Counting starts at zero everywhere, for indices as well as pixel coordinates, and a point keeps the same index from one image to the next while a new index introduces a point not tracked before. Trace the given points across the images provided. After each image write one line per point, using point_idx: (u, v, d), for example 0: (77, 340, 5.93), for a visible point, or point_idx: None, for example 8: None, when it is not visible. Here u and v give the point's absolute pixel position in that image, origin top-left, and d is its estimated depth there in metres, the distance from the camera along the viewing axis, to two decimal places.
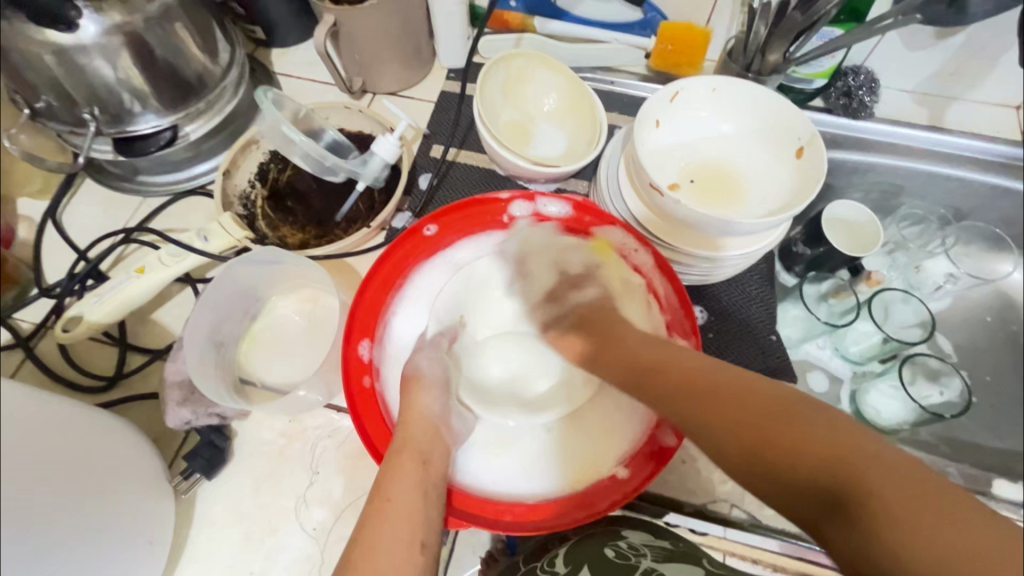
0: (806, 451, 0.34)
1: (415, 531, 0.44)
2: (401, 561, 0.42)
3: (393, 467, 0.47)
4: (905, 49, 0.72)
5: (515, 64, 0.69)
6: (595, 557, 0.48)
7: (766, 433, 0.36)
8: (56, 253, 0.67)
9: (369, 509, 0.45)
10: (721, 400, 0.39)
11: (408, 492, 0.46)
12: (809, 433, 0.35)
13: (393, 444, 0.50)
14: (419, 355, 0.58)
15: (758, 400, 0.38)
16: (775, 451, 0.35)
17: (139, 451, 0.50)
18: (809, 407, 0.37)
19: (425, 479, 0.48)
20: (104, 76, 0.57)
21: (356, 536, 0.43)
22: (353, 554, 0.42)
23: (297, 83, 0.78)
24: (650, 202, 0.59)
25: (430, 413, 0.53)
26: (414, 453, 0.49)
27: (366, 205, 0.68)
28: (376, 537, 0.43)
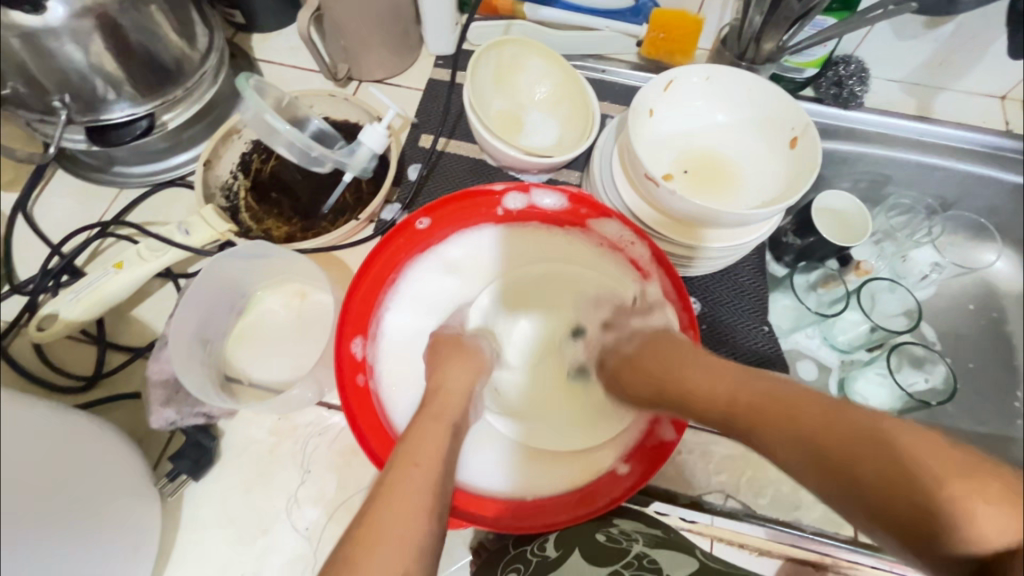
0: (867, 451, 0.33)
1: (433, 497, 0.42)
2: (414, 521, 0.40)
3: (421, 430, 0.46)
4: (896, 38, 0.72)
5: (507, 51, 0.67)
6: (587, 541, 0.49)
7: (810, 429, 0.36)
8: (28, 248, 0.65)
9: (395, 463, 0.43)
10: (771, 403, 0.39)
11: (432, 457, 0.44)
12: (856, 441, 0.34)
13: (423, 411, 0.49)
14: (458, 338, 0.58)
15: (809, 407, 0.37)
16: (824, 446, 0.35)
17: (123, 454, 0.49)
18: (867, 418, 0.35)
19: (449, 447, 0.46)
20: (76, 61, 0.54)
21: (377, 487, 0.42)
22: (372, 506, 0.40)
23: (280, 69, 0.75)
24: (643, 191, 0.58)
25: (463, 389, 0.52)
26: (448, 421, 0.48)
27: (353, 195, 0.66)
28: (398, 493, 0.41)
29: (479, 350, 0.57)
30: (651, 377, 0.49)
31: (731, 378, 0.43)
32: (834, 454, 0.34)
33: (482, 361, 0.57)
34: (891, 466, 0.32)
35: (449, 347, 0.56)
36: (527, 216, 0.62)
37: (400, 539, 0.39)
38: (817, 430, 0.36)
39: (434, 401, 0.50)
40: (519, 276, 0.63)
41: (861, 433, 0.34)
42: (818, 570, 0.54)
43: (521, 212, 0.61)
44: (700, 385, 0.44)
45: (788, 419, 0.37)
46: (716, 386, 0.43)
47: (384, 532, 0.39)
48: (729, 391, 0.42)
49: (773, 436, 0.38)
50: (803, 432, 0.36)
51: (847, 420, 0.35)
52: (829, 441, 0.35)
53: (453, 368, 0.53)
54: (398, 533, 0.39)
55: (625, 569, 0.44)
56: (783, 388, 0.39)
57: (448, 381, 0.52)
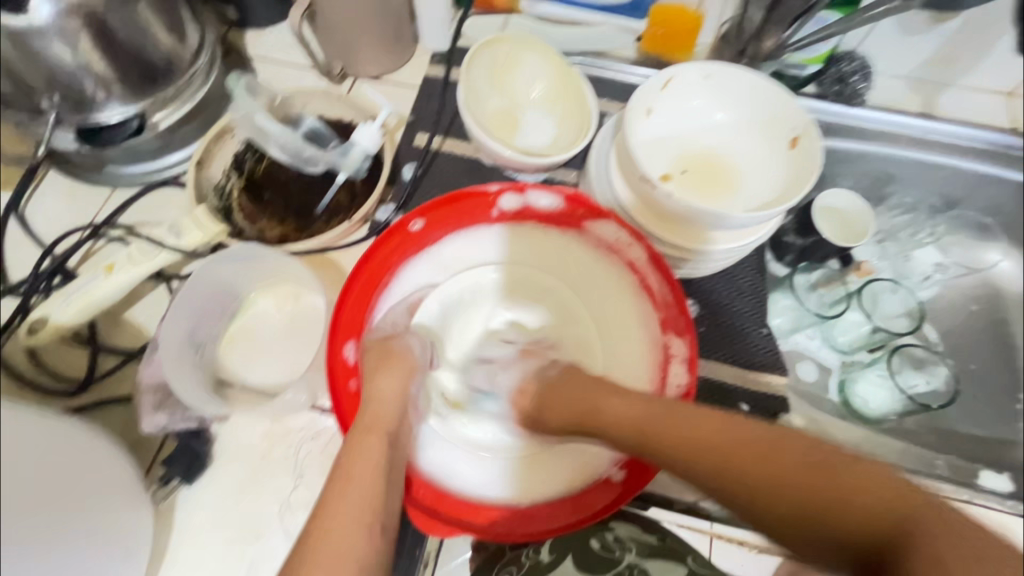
0: (862, 508, 0.36)
1: (374, 512, 0.43)
2: (353, 535, 0.41)
3: (355, 445, 0.46)
4: (900, 34, 0.70)
5: (502, 48, 0.66)
6: (580, 549, 0.52)
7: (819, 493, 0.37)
8: (21, 249, 0.64)
9: (331, 482, 0.44)
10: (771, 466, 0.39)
11: (372, 473, 0.44)
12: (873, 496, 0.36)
13: (359, 423, 0.48)
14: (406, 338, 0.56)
15: (797, 465, 0.38)
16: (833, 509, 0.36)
17: (114, 458, 0.48)
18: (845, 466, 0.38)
19: (390, 459, 0.46)
20: (64, 61, 0.53)
21: (317, 506, 0.43)
22: (313, 524, 0.42)
23: (273, 67, 0.74)
24: (639, 193, 0.57)
25: (388, 395, 0.50)
26: (384, 432, 0.48)
27: (347, 196, 0.65)
28: (336, 511, 0.42)
29: (407, 351, 0.54)
30: (616, 423, 0.46)
31: (712, 428, 0.42)
32: (831, 518, 0.36)
33: (414, 362, 0.54)
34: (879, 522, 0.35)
35: (375, 354, 0.53)
36: (523, 217, 0.61)
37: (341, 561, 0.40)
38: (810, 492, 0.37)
39: (366, 415, 0.49)
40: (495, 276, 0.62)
41: (858, 494, 0.36)
42: None
43: (516, 212, 0.61)
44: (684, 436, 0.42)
45: (781, 479, 0.38)
46: (695, 439, 0.42)
47: (322, 556, 0.40)
48: (710, 442, 0.41)
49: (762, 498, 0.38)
50: (821, 500, 0.37)
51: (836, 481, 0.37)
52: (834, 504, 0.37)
53: (379, 377, 0.51)
54: (338, 552, 0.40)
55: None
56: (758, 437, 0.41)
57: (377, 391, 0.50)
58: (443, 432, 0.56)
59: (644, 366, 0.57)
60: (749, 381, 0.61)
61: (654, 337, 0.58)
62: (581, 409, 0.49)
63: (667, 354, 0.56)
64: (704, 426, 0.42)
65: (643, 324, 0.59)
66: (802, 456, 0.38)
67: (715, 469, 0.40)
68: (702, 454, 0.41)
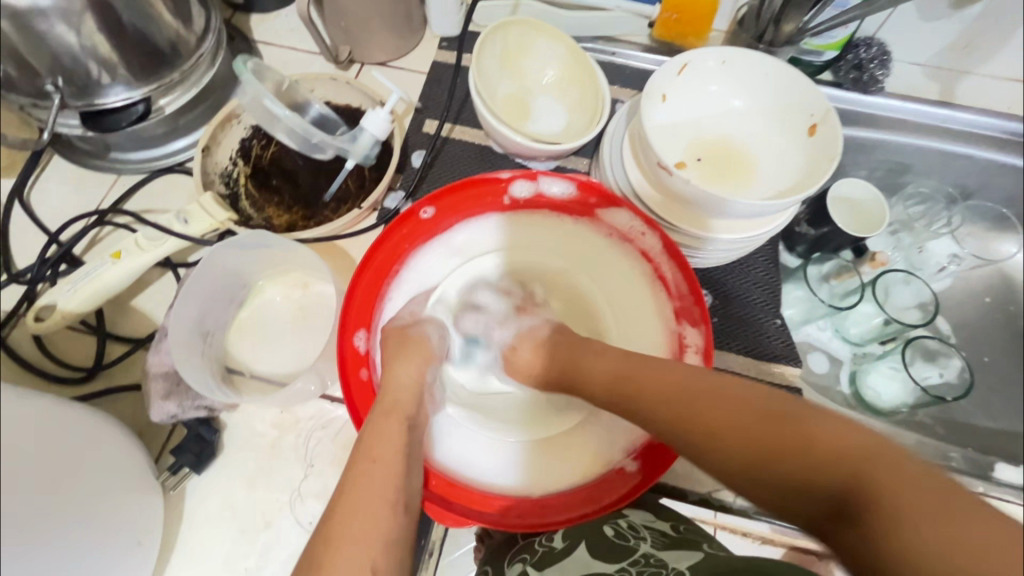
0: (813, 454, 0.35)
1: (396, 491, 0.42)
2: (381, 516, 0.40)
3: (377, 427, 0.45)
4: (922, 20, 0.68)
5: (514, 33, 0.65)
6: (593, 534, 0.49)
7: (775, 440, 0.36)
8: (26, 236, 0.64)
9: (353, 463, 0.43)
10: (736, 408, 0.39)
11: (394, 453, 0.44)
12: (831, 441, 0.34)
13: (378, 408, 0.48)
14: (424, 325, 0.56)
15: (752, 415, 0.38)
16: (784, 454, 0.36)
17: (125, 448, 0.48)
18: (807, 414, 0.37)
19: (409, 442, 0.46)
20: (67, 44, 0.52)
21: (339, 489, 0.41)
22: (338, 504, 0.40)
23: (279, 52, 0.73)
24: (655, 179, 0.56)
25: (412, 379, 0.50)
26: (401, 417, 0.47)
27: (356, 182, 0.64)
28: (359, 491, 0.41)
29: (424, 338, 0.55)
30: (591, 377, 0.48)
31: (688, 381, 0.42)
32: (787, 464, 0.35)
33: (432, 350, 0.54)
34: (836, 473, 0.34)
35: (392, 341, 0.53)
36: (536, 205, 0.60)
37: (370, 539, 0.39)
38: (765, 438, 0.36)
39: (385, 399, 0.48)
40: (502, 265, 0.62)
41: (823, 445, 0.35)
42: (821, 559, 0.53)
43: (529, 200, 0.60)
44: (647, 384, 0.44)
45: (735, 424, 0.38)
46: (655, 387, 0.43)
47: (348, 534, 0.38)
48: (669, 386, 0.42)
49: (713, 441, 0.38)
50: (777, 443, 0.36)
51: (798, 429, 0.36)
52: (781, 450, 0.36)
53: (401, 363, 0.51)
54: (367, 530, 0.39)
55: (631, 567, 0.42)
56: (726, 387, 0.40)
57: (396, 377, 0.50)
58: (458, 419, 0.56)
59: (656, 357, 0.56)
60: (763, 372, 0.60)
61: (667, 326, 0.57)
62: (560, 366, 0.51)
63: (681, 344, 0.55)
64: (665, 375, 0.43)
65: (656, 313, 0.58)
66: (764, 406, 0.38)
67: (674, 417, 0.41)
68: (661, 400, 0.42)
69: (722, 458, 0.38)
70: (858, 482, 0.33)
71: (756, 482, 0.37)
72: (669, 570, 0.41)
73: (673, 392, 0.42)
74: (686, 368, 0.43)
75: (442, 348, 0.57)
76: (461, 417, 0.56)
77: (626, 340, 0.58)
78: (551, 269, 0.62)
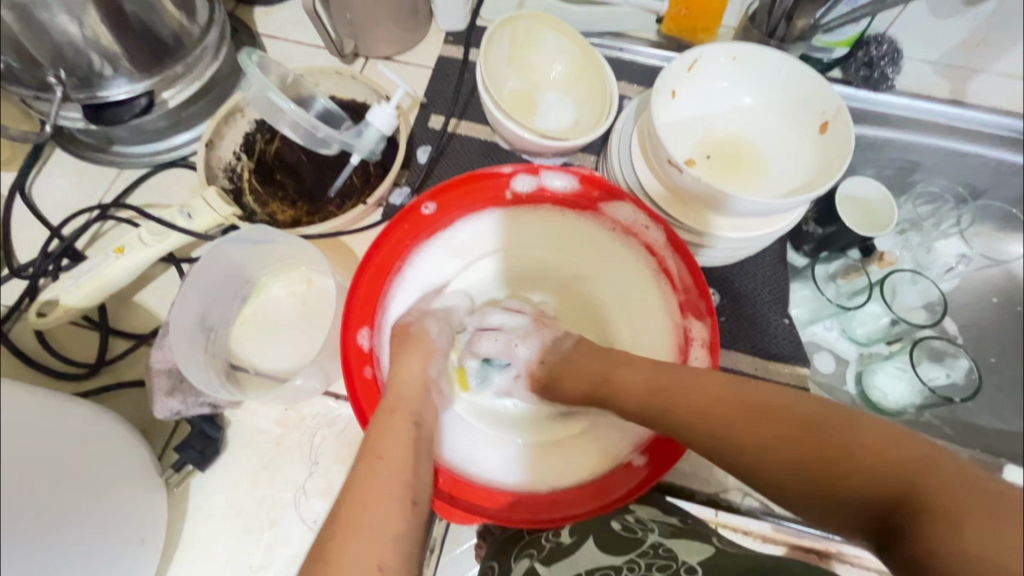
0: (854, 465, 0.33)
1: (404, 486, 0.42)
2: (387, 513, 0.40)
3: (382, 424, 0.45)
4: (934, 18, 0.67)
5: (521, 28, 0.64)
6: (601, 529, 0.48)
7: (818, 449, 0.35)
8: (28, 230, 0.63)
9: (359, 460, 0.42)
10: (771, 421, 0.37)
11: (399, 450, 0.43)
12: (871, 447, 0.33)
13: (383, 404, 0.47)
14: (427, 320, 0.56)
15: (788, 424, 0.37)
16: (828, 467, 0.34)
17: (127, 445, 0.47)
18: (841, 420, 0.35)
19: (415, 439, 0.45)
20: (70, 35, 0.51)
21: (346, 486, 0.41)
22: (345, 501, 0.40)
23: (283, 45, 0.72)
24: (664, 177, 0.55)
25: (415, 375, 0.50)
26: (407, 413, 0.47)
27: (361, 178, 0.64)
28: (365, 488, 0.40)
29: (425, 335, 0.54)
30: (622, 392, 0.46)
31: (716, 393, 0.41)
32: (831, 477, 0.34)
33: (432, 345, 0.54)
34: (878, 483, 0.32)
35: (396, 338, 0.53)
36: (538, 200, 0.59)
37: (376, 534, 0.38)
38: (808, 452, 0.35)
39: (390, 394, 0.48)
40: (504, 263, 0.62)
41: (864, 454, 0.33)
42: (821, 558, 0.53)
43: (530, 194, 0.59)
44: (679, 398, 0.42)
45: (771, 434, 0.37)
46: (693, 404, 0.41)
47: (356, 529, 0.38)
48: (705, 403, 0.41)
49: (755, 456, 0.37)
50: (816, 454, 0.35)
51: (842, 441, 0.34)
52: (822, 458, 0.34)
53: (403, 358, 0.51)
54: (374, 527, 0.38)
55: (640, 558, 0.42)
56: (756, 397, 0.39)
57: (400, 372, 0.50)
58: (464, 417, 0.56)
59: (663, 351, 0.56)
60: (771, 372, 0.60)
61: (673, 319, 0.56)
62: (591, 381, 0.49)
63: (687, 338, 0.54)
64: (697, 389, 0.42)
65: (661, 306, 0.57)
66: (800, 413, 0.37)
67: (708, 431, 0.40)
68: (693, 415, 0.41)
69: (765, 475, 0.37)
70: (903, 491, 0.31)
71: (801, 495, 0.35)
72: (680, 562, 0.41)
73: (705, 408, 0.40)
74: (720, 381, 0.42)
75: (445, 342, 0.56)
76: (466, 415, 0.56)
77: (630, 334, 0.58)
78: (556, 265, 0.62)
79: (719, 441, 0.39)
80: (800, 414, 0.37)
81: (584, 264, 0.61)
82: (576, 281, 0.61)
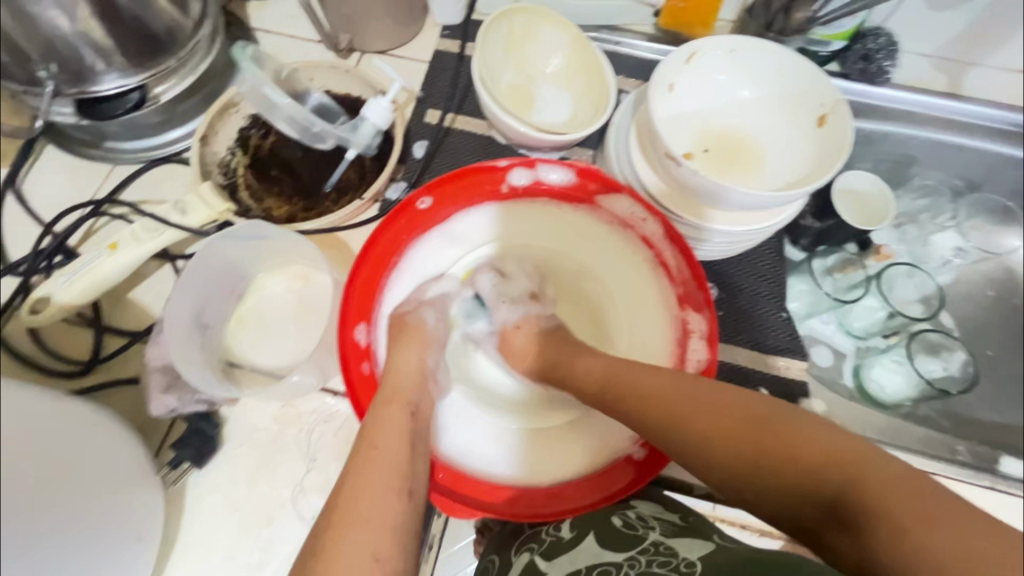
0: (800, 468, 0.37)
1: (400, 478, 0.41)
2: (383, 505, 0.39)
3: (380, 416, 0.45)
4: (931, 10, 0.67)
5: (517, 21, 0.64)
6: (602, 526, 0.47)
7: (766, 449, 0.38)
8: (20, 227, 0.62)
9: (356, 451, 0.42)
10: (723, 424, 0.40)
11: (396, 442, 0.43)
12: (817, 453, 0.37)
13: (381, 395, 0.47)
14: (424, 310, 0.56)
15: (738, 427, 0.40)
16: (775, 469, 0.38)
17: (122, 441, 0.47)
18: (787, 422, 0.39)
19: (411, 431, 0.45)
20: (60, 29, 0.51)
21: (342, 479, 0.41)
22: (341, 493, 0.39)
23: (278, 40, 0.72)
24: (663, 171, 0.55)
25: (412, 367, 0.50)
26: (404, 403, 0.47)
27: (357, 174, 0.63)
28: (361, 480, 0.40)
29: (422, 324, 0.54)
30: (587, 386, 0.49)
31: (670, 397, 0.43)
32: (777, 477, 0.38)
33: (429, 335, 0.54)
34: (826, 487, 0.36)
35: (393, 329, 0.53)
36: (534, 193, 0.59)
37: (371, 526, 0.38)
38: (761, 454, 0.38)
39: (386, 388, 0.48)
40: (500, 254, 0.61)
41: (810, 458, 0.37)
42: None
43: (526, 188, 0.58)
44: (639, 393, 0.45)
45: (726, 430, 0.40)
46: (652, 404, 0.43)
47: (351, 521, 0.38)
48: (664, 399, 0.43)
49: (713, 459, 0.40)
50: (764, 456, 0.38)
51: (790, 438, 0.38)
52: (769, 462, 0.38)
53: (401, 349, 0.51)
54: (369, 519, 0.38)
55: (641, 555, 0.42)
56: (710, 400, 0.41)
57: (398, 363, 0.50)
58: (464, 405, 0.56)
59: (661, 341, 0.56)
60: (769, 366, 0.60)
61: (670, 311, 0.56)
62: (556, 376, 0.52)
63: (686, 329, 0.55)
64: (658, 386, 0.44)
65: (659, 298, 0.57)
66: (751, 417, 0.40)
67: (665, 430, 0.42)
68: (652, 408, 0.43)
69: (715, 470, 0.40)
70: (844, 491, 0.36)
71: (750, 492, 0.39)
72: (680, 559, 0.41)
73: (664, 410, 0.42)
74: (678, 377, 0.44)
75: (441, 332, 0.56)
76: (467, 402, 0.57)
77: (628, 322, 0.58)
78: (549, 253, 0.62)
79: (681, 442, 0.41)
80: (753, 411, 0.40)
81: (582, 253, 0.61)
82: (575, 272, 0.61)
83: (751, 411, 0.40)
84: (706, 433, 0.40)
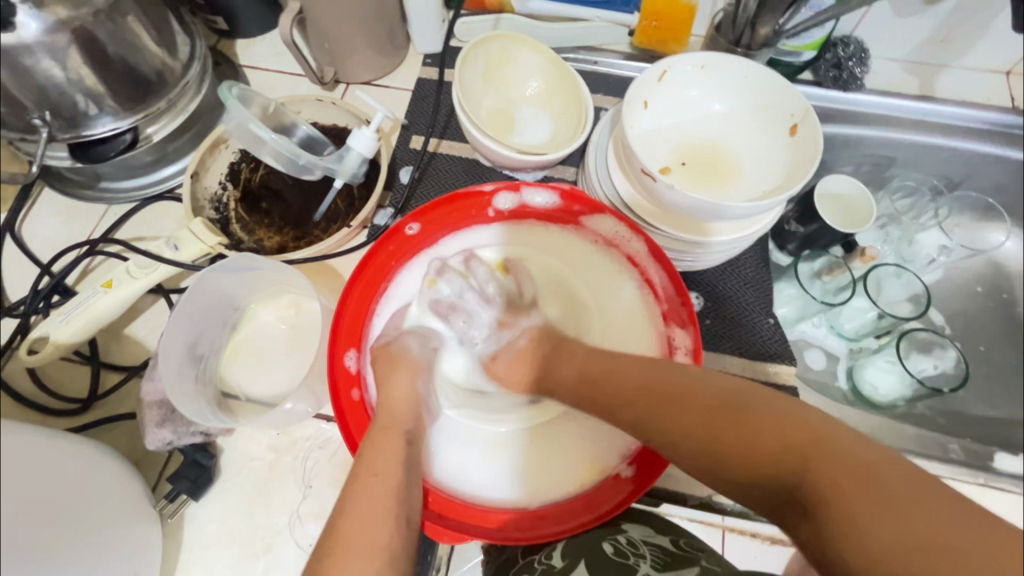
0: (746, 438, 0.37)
1: (399, 503, 0.42)
2: (381, 532, 0.40)
3: (376, 442, 0.46)
4: (896, 17, 0.69)
5: (495, 46, 0.65)
6: (592, 552, 0.48)
7: (729, 435, 0.38)
8: (19, 269, 0.64)
9: (354, 478, 0.43)
10: (686, 405, 0.41)
11: (393, 467, 0.44)
12: (774, 435, 0.36)
13: (375, 424, 0.48)
14: (408, 338, 0.57)
15: (704, 405, 0.40)
16: (746, 452, 0.37)
17: (117, 476, 0.47)
18: (754, 405, 0.39)
19: (407, 455, 0.46)
20: (54, 78, 0.52)
21: (339, 506, 0.41)
22: (339, 521, 0.40)
23: (265, 76, 0.74)
24: (639, 185, 0.56)
25: (401, 395, 0.50)
26: (400, 430, 0.48)
27: (345, 201, 0.65)
28: (361, 506, 0.41)
29: (407, 351, 0.55)
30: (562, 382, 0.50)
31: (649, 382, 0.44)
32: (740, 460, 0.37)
33: (415, 361, 0.55)
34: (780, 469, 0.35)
35: (380, 360, 0.53)
36: (520, 216, 0.60)
37: (371, 551, 0.38)
38: (724, 438, 0.38)
39: (382, 416, 0.49)
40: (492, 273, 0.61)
41: (774, 437, 0.36)
42: None
43: (512, 211, 0.60)
44: (623, 389, 0.45)
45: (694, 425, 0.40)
46: (623, 385, 0.45)
47: (352, 547, 0.38)
48: (636, 391, 0.44)
49: (677, 436, 0.40)
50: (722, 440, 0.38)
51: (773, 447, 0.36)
52: (724, 438, 0.38)
53: (394, 378, 0.51)
54: (368, 545, 0.39)
55: None
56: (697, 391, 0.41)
57: (394, 394, 0.50)
58: (455, 423, 0.57)
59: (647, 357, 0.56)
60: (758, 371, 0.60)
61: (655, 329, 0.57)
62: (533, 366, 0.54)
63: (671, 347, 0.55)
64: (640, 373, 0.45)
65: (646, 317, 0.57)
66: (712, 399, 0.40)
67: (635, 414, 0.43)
68: (633, 398, 0.44)
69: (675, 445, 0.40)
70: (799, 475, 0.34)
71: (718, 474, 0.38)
72: None
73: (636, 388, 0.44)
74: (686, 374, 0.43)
75: (427, 357, 0.57)
76: (458, 418, 0.57)
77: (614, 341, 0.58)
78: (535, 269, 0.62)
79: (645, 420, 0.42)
80: (740, 408, 0.39)
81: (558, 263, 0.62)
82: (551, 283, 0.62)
83: (737, 408, 0.39)
84: (678, 424, 0.40)
